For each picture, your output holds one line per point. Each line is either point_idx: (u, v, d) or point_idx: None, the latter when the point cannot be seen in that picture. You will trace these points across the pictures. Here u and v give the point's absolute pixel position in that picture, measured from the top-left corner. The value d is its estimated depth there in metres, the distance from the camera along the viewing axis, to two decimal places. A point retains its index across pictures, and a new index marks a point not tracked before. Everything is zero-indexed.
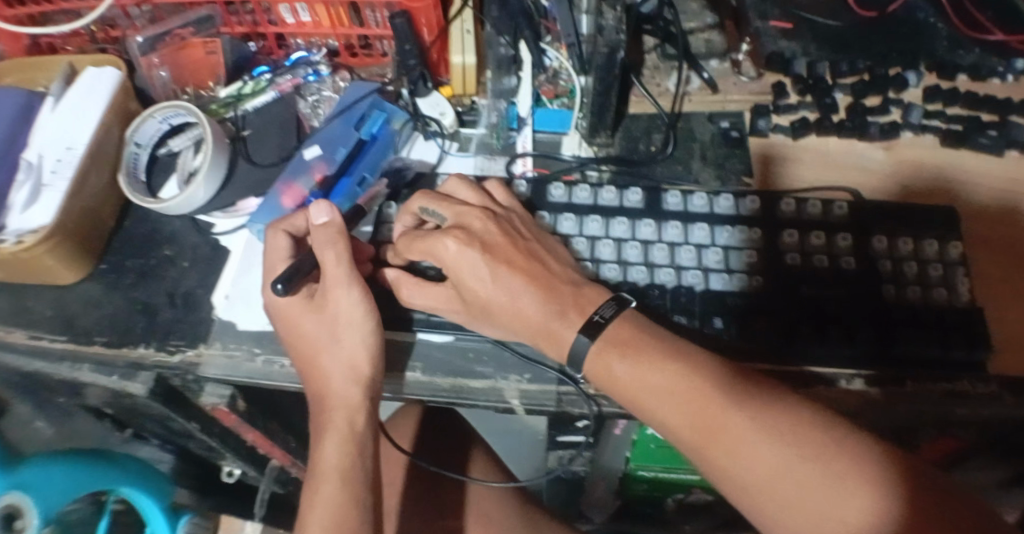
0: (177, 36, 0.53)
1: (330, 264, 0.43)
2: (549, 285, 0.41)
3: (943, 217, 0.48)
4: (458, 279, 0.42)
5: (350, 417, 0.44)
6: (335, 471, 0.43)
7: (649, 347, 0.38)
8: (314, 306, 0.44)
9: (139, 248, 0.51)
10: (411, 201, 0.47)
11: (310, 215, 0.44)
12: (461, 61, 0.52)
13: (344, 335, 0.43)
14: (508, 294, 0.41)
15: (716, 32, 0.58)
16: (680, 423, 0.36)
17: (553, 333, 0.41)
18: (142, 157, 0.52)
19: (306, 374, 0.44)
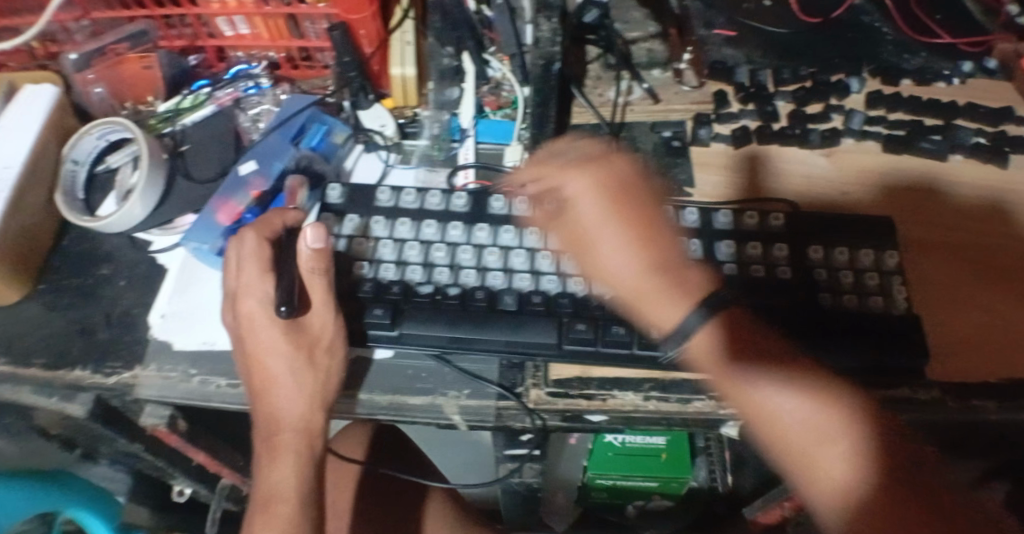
0: (112, 52, 0.53)
1: (319, 288, 0.41)
2: (657, 248, 0.43)
3: (877, 225, 0.49)
4: (589, 232, 0.43)
5: (310, 441, 0.41)
6: (290, 496, 0.40)
7: (762, 337, 0.39)
8: (293, 329, 0.41)
9: (78, 267, 0.50)
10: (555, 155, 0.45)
11: (307, 237, 0.40)
12: (400, 72, 0.52)
13: (322, 360, 0.41)
14: (617, 249, 0.42)
15: (658, 41, 0.58)
16: (772, 411, 0.36)
17: (653, 298, 0.41)
18: (80, 174, 0.52)
19: (267, 395, 0.41)
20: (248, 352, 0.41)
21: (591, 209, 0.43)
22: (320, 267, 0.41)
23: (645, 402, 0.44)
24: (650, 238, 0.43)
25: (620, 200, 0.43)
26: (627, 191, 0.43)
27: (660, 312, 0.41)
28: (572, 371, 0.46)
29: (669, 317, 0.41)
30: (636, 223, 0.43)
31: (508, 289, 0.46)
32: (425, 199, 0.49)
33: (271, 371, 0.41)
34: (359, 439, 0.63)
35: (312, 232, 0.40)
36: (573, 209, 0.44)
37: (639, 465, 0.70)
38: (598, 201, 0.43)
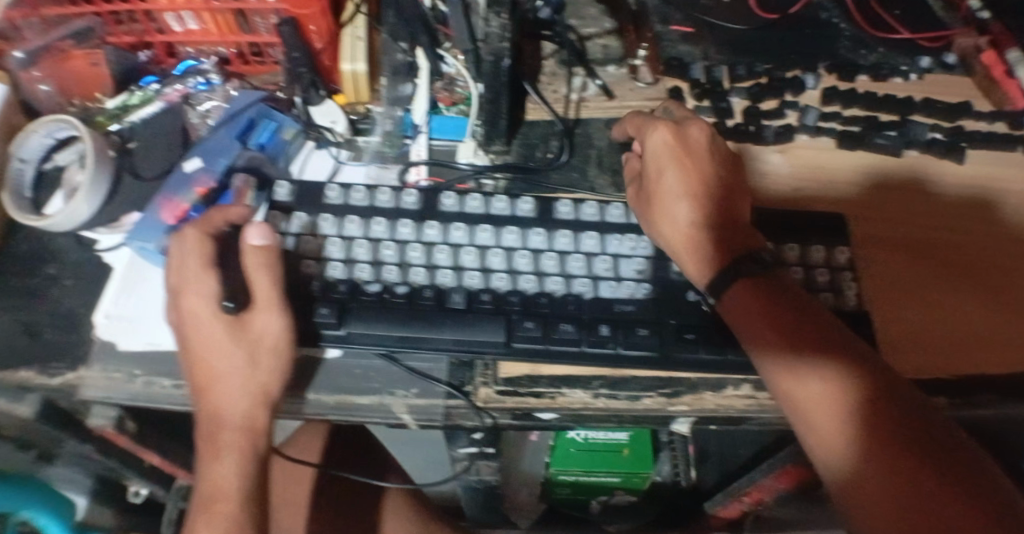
0: (56, 49, 0.52)
1: (263, 286, 0.41)
2: (708, 209, 0.45)
3: (828, 222, 0.50)
4: (658, 190, 0.47)
5: (254, 439, 0.40)
6: (234, 490, 0.39)
7: (794, 309, 0.40)
8: (237, 328, 0.41)
9: (23, 267, 0.49)
10: (655, 126, 0.48)
11: (246, 235, 0.42)
12: (350, 68, 0.51)
13: (266, 361, 0.41)
14: (673, 209, 0.45)
15: (613, 38, 0.58)
16: (787, 376, 0.38)
17: (694, 249, 0.44)
18: (27, 172, 0.50)
19: (209, 395, 0.40)
20: (190, 350, 0.40)
21: (671, 166, 0.46)
22: (265, 264, 0.41)
23: (594, 399, 0.44)
24: (703, 193, 0.46)
25: (687, 158, 0.46)
26: (699, 158, 0.47)
27: (694, 265, 0.44)
28: (521, 370, 0.45)
29: (705, 269, 0.44)
30: (692, 181, 0.46)
31: (457, 288, 0.46)
32: (375, 196, 0.48)
33: (212, 371, 0.40)
34: (315, 439, 0.62)
35: (256, 230, 0.42)
36: (656, 164, 0.47)
37: (602, 459, 0.70)
38: (671, 156, 0.47)
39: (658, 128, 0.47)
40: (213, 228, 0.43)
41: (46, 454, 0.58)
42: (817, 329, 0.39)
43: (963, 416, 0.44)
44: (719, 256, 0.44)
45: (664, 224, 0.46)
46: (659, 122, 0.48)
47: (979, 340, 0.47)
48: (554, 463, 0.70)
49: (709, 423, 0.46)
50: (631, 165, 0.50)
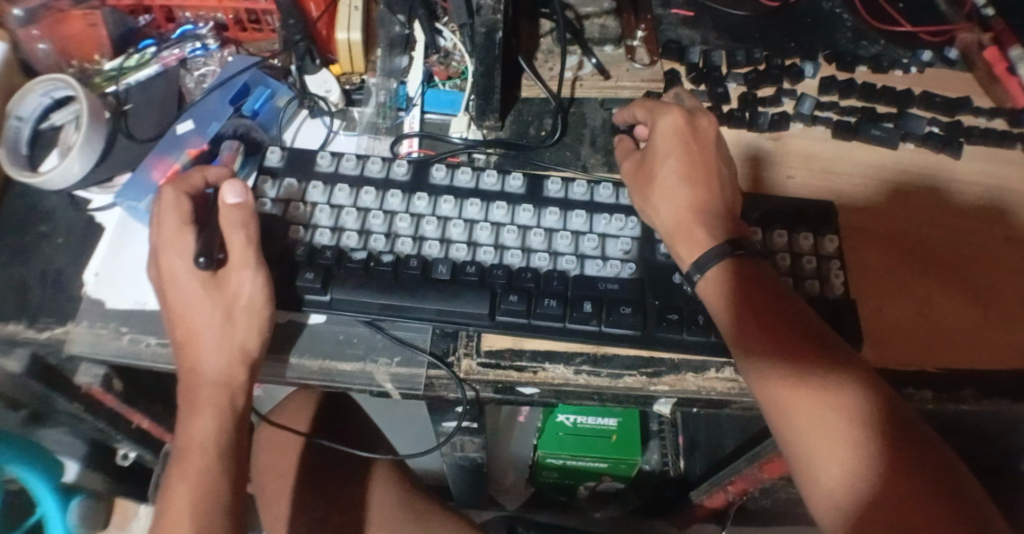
0: (55, 8, 0.52)
1: (239, 245, 0.42)
2: (705, 195, 0.45)
3: (820, 211, 0.49)
4: (655, 173, 0.47)
5: (232, 395, 0.41)
6: (209, 442, 0.40)
7: (768, 297, 0.41)
8: (214, 286, 0.42)
9: (15, 224, 0.49)
10: (662, 111, 0.48)
11: (222, 193, 0.42)
12: (346, 37, 0.51)
13: (242, 318, 0.41)
14: (671, 192, 0.46)
15: (612, 18, 0.57)
16: (756, 363, 0.39)
17: (686, 231, 0.44)
18: (24, 131, 0.51)
19: (186, 351, 0.41)
20: (170, 307, 0.42)
21: (675, 151, 0.46)
22: (242, 223, 0.42)
23: (576, 376, 0.45)
24: (702, 180, 0.46)
25: (691, 144, 0.47)
26: (700, 143, 0.47)
27: (686, 247, 0.44)
28: (504, 343, 0.46)
29: (694, 251, 0.44)
30: (692, 167, 0.46)
31: (443, 259, 0.46)
32: (366, 166, 0.49)
33: (193, 330, 0.41)
34: (304, 405, 0.63)
35: (230, 188, 0.43)
36: (659, 148, 0.47)
37: (592, 445, 0.69)
38: (676, 141, 0.47)
39: (667, 112, 0.47)
40: (192, 188, 0.44)
41: (33, 415, 0.58)
42: (788, 316, 0.40)
43: (946, 411, 0.44)
44: (711, 241, 0.44)
45: (659, 207, 0.46)
46: (670, 107, 0.48)
47: (960, 336, 0.47)
48: (541, 445, 0.69)
49: (690, 405, 0.46)
50: (633, 150, 0.50)
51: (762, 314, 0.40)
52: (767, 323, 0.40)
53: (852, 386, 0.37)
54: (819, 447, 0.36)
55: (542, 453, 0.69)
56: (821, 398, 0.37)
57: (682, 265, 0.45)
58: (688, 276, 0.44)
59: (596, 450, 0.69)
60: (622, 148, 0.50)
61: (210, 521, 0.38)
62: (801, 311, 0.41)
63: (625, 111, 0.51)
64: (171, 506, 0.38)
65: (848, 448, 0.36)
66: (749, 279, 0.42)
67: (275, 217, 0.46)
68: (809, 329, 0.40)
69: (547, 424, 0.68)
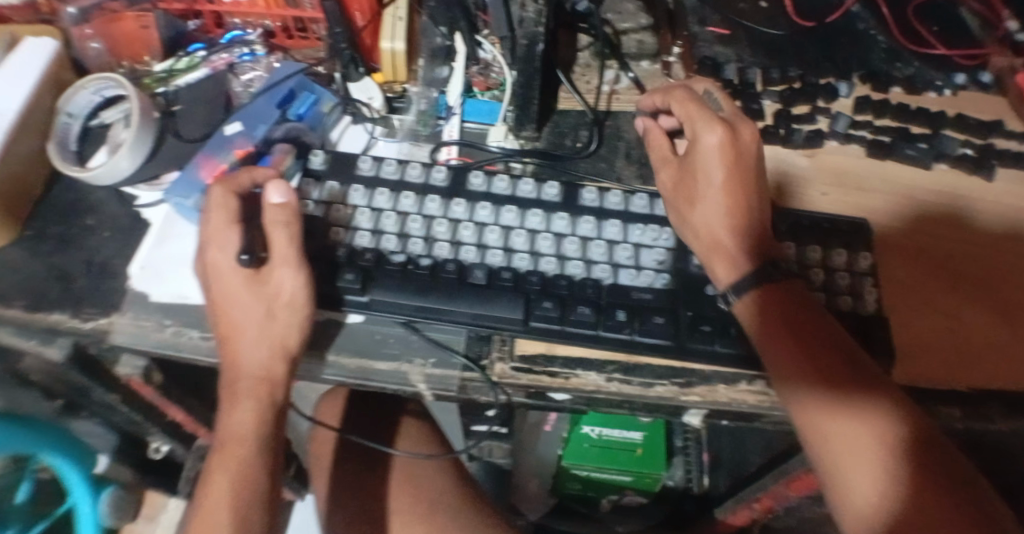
0: (109, 9, 0.54)
1: (282, 244, 0.43)
2: (742, 215, 0.46)
3: (852, 228, 0.50)
4: (692, 191, 0.47)
5: (271, 389, 0.42)
6: (249, 434, 0.41)
7: (795, 307, 0.41)
8: (256, 284, 0.42)
9: (63, 216, 0.51)
10: (705, 124, 0.47)
11: (267, 193, 0.43)
12: (390, 46, 0.53)
13: (281, 315, 0.42)
14: (707, 212, 0.46)
15: (648, 33, 0.60)
16: (779, 372, 0.40)
17: (722, 253, 0.45)
18: (74, 127, 0.52)
19: (227, 344, 0.42)
20: (214, 301, 0.43)
21: (720, 169, 0.46)
22: (287, 221, 0.43)
23: (607, 383, 0.45)
24: (741, 202, 0.46)
25: (736, 165, 0.46)
26: (739, 159, 0.46)
27: (723, 263, 0.45)
28: (537, 348, 0.46)
29: (732, 269, 0.44)
30: (733, 187, 0.46)
31: (479, 264, 0.46)
32: (406, 171, 0.50)
33: (234, 324, 0.42)
34: (339, 401, 0.64)
35: (274, 188, 0.44)
36: (701, 163, 0.47)
37: (616, 457, 0.69)
38: (722, 159, 0.46)
39: (716, 128, 0.46)
40: (240, 187, 0.44)
41: (68, 405, 0.59)
42: (812, 325, 0.40)
43: (977, 430, 0.44)
44: (748, 263, 0.44)
45: (697, 223, 0.46)
46: (716, 120, 0.47)
47: (992, 354, 0.47)
48: (566, 456, 0.70)
49: (719, 417, 0.46)
50: (668, 151, 0.50)
51: (797, 333, 0.40)
52: (802, 342, 0.40)
53: (884, 408, 0.37)
54: (848, 464, 0.37)
55: (567, 464, 0.70)
56: (853, 418, 0.37)
57: (717, 282, 0.45)
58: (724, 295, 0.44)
59: (620, 462, 0.69)
60: (657, 149, 0.51)
61: (247, 513, 0.39)
62: (834, 331, 0.41)
63: (662, 100, 0.50)
64: (209, 495, 0.39)
65: (875, 465, 0.36)
66: (785, 298, 0.42)
67: (317, 217, 0.47)
68: (843, 348, 0.40)
69: (572, 434, 0.68)
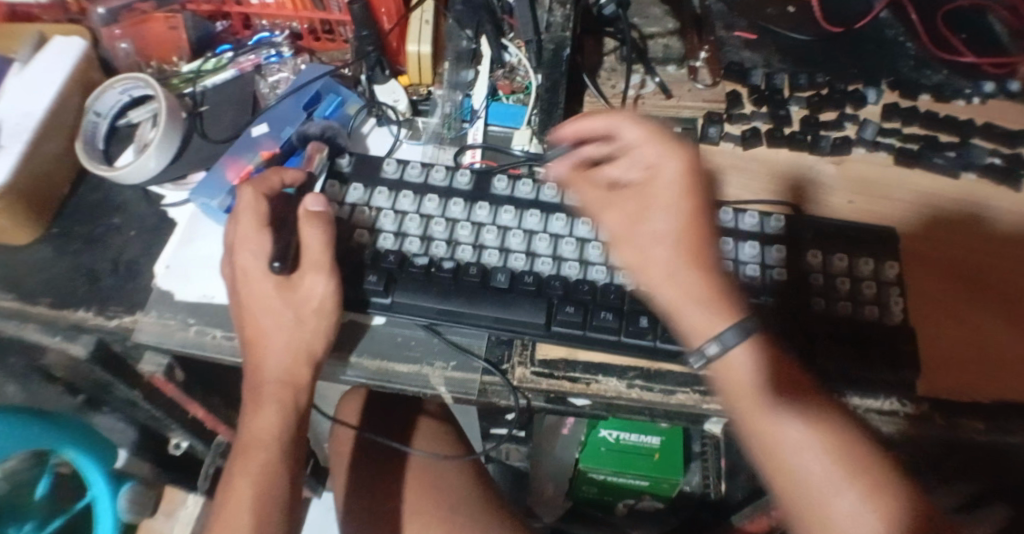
0: (139, 10, 0.55)
1: (316, 251, 0.43)
2: (704, 257, 0.38)
3: (880, 236, 0.49)
4: (644, 231, 0.40)
5: (295, 393, 0.42)
6: (271, 438, 0.41)
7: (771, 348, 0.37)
8: (285, 290, 0.43)
9: (90, 214, 0.52)
10: (659, 151, 0.41)
11: (305, 203, 0.44)
12: (416, 50, 0.54)
13: (309, 321, 0.42)
14: (667, 256, 0.38)
15: (675, 38, 0.59)
16: (758, 421, 0.36)
17: (690, 304, 0.38)
18: (102, 126, 0.53)
19: (253, 346, 0.42)
20: (241, 304, 0.43)
21: (679, 206, 0.39)
22: (321, 226, 0.43)
23: (629, 389, 0.44)
24: (703, 243, 0.39)
25: (697, 199, 0.39)
26: (696, 190, 0.40)
27: (702, 312, 0.37)
28: (558, 353, 0.46)
29: (716, 316, 0.37)
30: (694, 226, 0.39)
31: (501, 268, 0.46)
32: (430, 173, 0.50)
33: (262, 329, 0.42)
34: (356, 401, 0.64)
35: (311, 199, 0.44)
36: (654, 197, 0.40)
37: (634, 464, 0.68)
38: (680, 194, 0.39)
39: (678, 156, 0.40)
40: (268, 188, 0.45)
41: (89, 400, 0.60)
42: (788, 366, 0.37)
43: (1003, 446, 0.43)
44: (731, 312, 0.37)
45: (656, 271, 0.39)
46: (674, 146, 0.40)
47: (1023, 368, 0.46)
48: (583, 459, 0.69)
49: None
50: (603, 182, 0.43)
51: (738, 385, 0.36)
52: (743, 397, 0.36)
53: (824, 466, 0.34)
54: (830, 513, 0.34)
55: (584, 467, 0.69)
56: (791, 475, 0.35)
57: (692, 337, 0.38)
58: (701, 354, 0.37)
59: (637, 469, 0.68)
60: (585, 183, 0.43)
61: (267, 516, 0.39)
62: (793, 374, 0.37)
63: (603, 122, 0.43)
64: (228, 499, 0.39)
65: (860, 513, 0.33)
66: (741, 352, 0.36)
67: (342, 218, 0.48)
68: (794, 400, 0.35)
69: (589, 437, 0.69)
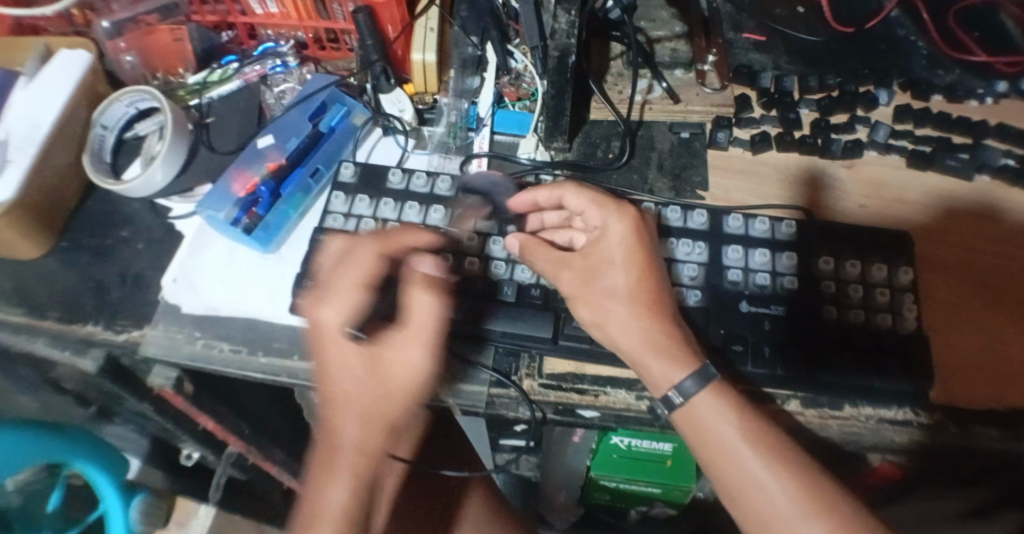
0: (143, 22, 0.55)
1: (424, 320, 0.38)
2: (658, 312, 0.40)
3: (893, 241, 0.48)
4: (596, 289, 0.42)
5: (371, 467, 0.35)
6: (335, 516, 0.33)
7: (734, 396, 0.39)
8: (377, 360, 0.37)
9: (98, 228, 0.52)
10: (609, 212, 0.43)
11: (421, 264, 0.41)
12: (421, 58, 0.53)
13: (400, 395, 0.37)
14: (621, 316, 0.40)
15: (683, 42, 0.58)
16: (723, 461, 0.38)
17: (648, 360, 0.39)
18: (108, 140, 0.53)
19: (331, 411, 0.36)
20: (320, 362, 0.37)
21: (626, 266, 0.41)
22: (434, 290, 0.39)
23: (638, 401, 0.44)
24: (655, 302, 0.41)
25: (643, 258, 0.42)
26: (647, 246, 0.42)
27: (660, 364, 0.39)
28: (566, 366, 0.45)
29: (673, 366, 0.39)
30: (643, 285, 0.41)
31: (508, 281, 0.46)
32: (436, 184, 0.49)
33: (339, 391, 0.36)
34: None
35: (429, 263, 0.42)
36: (604, 258, 0.42)
37: (646, 470, 0.67)
38: (627, 255, 0.42)
39: (621, 216, 0.43)
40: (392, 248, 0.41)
41: (101, 411, 0.60)
42: (754, 412, 0.38)
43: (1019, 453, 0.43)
44: (688, 362, 0.39)
45: (615, 334, 0.41)
46: (625, 206, 0.43)
47: None
48: (595, 467, 0.68)
49: None
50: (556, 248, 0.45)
51: (702, 432, 0.38)
52: (707, 444, 0.38)
53: (795, 503, 0.36)
54: None
55: (595, 475, 0.68)
56: (763, 514, 0.36)
57: (655, 389, 0.40)
58: (668, 401, 0.39)
59: (649, 474, 0.67)
60: (541, 250, 0.44)
61: None
62: (757, 418, 0.38)
63: (551, 193, 0.46)
64: None
65: None
66: (702, 401, 0.38)
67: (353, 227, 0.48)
68: (758, 441, 0.37)
69: (600, 446, 0.66)
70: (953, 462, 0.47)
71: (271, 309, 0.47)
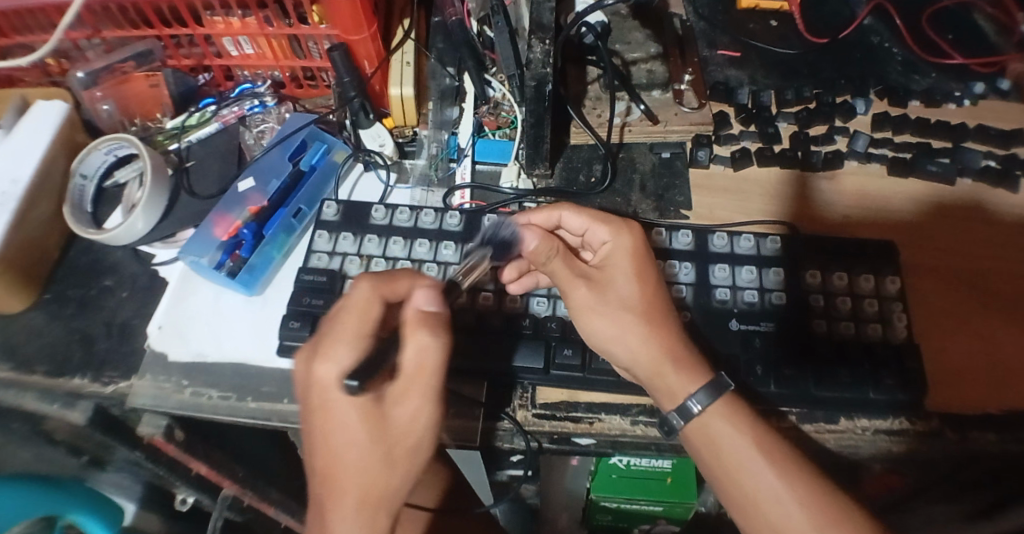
0: (118, 70, 0.55)
1: (428, 370, 0.34)
2: (663, 327, 0.40)
3: (878, 251, 0.48)
4: (602, 298, 0.40)
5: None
6: None
7: (747, 414, 0.39)
8: (377, 420, 0.34)
9: (82, 278, 0.51)
10: (619, 229, 0.43)
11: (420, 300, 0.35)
12: (399, 93, 0.53)
13: (401, 460, 0.34)
14: (618, 328, 0.40)
15: (659, 62, 0.59)
16: (738, 473, 0.37)
17: (663, 381, 0.39)
18: (88, 189, 0.53)
19: (330, 484, 0.34)
20: (312, 421, 0.34)
21: (629, 276, 0.41)
22: (436, 330, 0.34)
23: (633, 427, 0.44)
24: (661, 316, 0.40)
25: (648, 273, 0.41)
26: (647, 260, 0.42)
27: (678, 376, 0.39)
28: (559, 395, 0.45)
29: (687, 377, 0.39)
30: (649, 298, 0.40)
31: (497, 313, 0.45)
32: (419, 217, 0.49)
33: (333, 462, 0.34)
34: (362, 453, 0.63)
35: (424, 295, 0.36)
36: (614, 271, 0.42)
37: (648, 490, 0.67)
38: (636, 269, 0.41)
39: (629, 231, 0.43)
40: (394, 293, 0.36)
41: (93, 460, 0.59)
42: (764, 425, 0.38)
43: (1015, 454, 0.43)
44: (701, 375, 0.39)
45: (625, 351, 0.40)
46: (626, 224, 0.43)
47: None
48: (596, 488, 0.68)
49: None
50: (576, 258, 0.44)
51: (716, 446, 0.38)
52: (723, 456, 0.38)
53: (806, 511, 0.35)
54: None
55: (596, 497, 0.68)
56: (777, 525, 0.36)
57: (668, 400, 0.39)
58: (684, 410, 0.38)
59: (650, 494, 0.67)
60: (561, 259, 0.41)
61: None
62: (768, 430, 0.38)
63: (548, 214, 0.46)
64: None
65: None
66: (717, 411, 0.38)
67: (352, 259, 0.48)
68: (771, 453, 0.37)
69: (600, 468, 0.65)
70: (947, 469, 0.47)
71: (257, 352, 0.47)
